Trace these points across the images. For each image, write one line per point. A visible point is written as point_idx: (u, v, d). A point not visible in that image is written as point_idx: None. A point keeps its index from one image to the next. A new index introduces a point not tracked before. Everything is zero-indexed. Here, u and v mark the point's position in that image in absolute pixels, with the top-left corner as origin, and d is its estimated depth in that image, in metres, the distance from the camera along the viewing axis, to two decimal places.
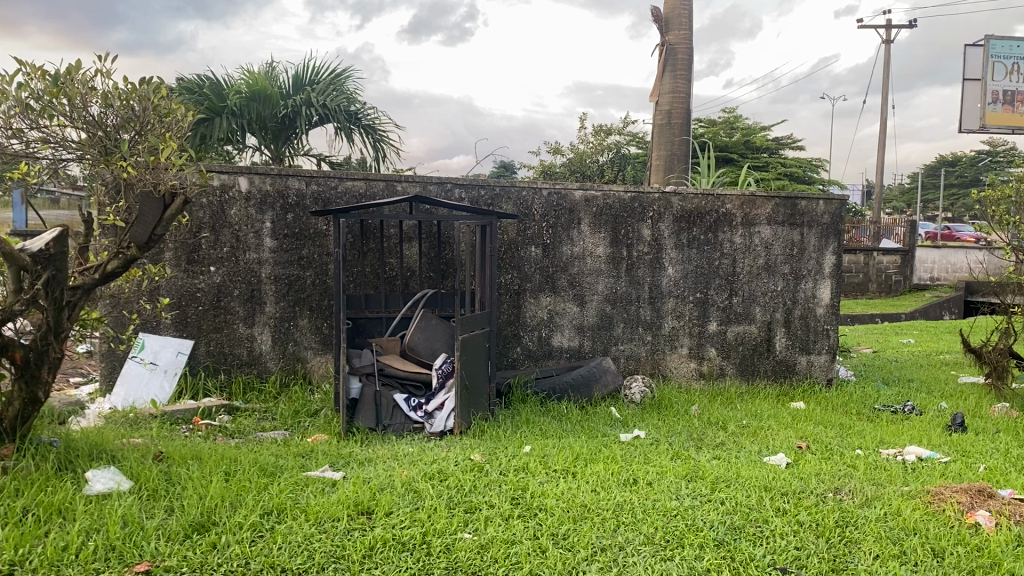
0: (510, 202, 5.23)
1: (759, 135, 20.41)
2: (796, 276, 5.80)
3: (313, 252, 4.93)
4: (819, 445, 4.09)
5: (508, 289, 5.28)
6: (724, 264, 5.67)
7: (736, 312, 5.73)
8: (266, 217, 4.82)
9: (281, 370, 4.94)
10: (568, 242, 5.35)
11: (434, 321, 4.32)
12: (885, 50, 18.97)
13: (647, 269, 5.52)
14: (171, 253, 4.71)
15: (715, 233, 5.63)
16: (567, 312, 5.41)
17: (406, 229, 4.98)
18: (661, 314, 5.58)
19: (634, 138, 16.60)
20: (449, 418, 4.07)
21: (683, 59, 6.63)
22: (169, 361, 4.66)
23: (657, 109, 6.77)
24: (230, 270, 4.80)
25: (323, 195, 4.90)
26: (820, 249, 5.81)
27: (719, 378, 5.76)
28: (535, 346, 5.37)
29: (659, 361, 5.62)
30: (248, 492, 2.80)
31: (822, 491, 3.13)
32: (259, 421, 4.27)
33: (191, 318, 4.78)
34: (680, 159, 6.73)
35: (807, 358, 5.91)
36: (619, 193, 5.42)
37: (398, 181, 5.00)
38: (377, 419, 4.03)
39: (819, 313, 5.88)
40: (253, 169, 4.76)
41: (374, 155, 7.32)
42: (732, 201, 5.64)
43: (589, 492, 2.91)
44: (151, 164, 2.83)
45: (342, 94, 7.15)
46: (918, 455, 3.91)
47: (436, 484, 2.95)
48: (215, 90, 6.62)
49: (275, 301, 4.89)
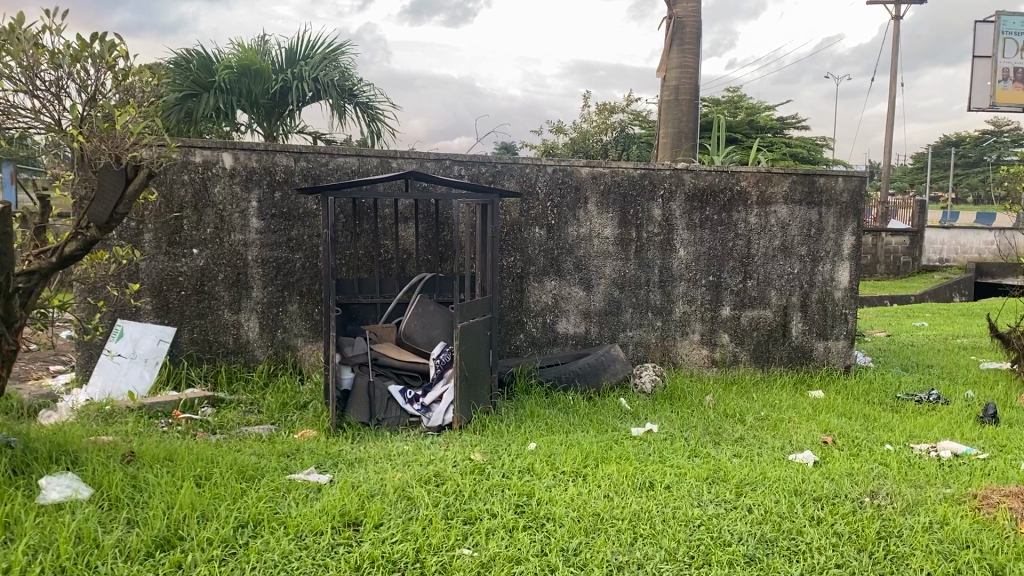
0: (513, 180, 4.93)
1: (764, 115, 20.10)
2: (814, 258, 5.50)
3: (302, 233, 4.63)
4: (846, 439, 3.79)
5: (510, 273, 4.99)
6: (738, 245, 5.36)
7: (751, 296, 5.43)
8: (252, 196, 4.53)
9: (270, 360, 4.65)
10: (574, 222, 5.05)
11: (431, 307, 4.04)
12: (894, 26, 18.56)
13: (657, 250, 5.22)
14: (151, 234, 4.43)
15: (729, 213, 5.33)
16: (573, 296, 5.11)
17: (402, 209, 4.69)
18: (672, 298, 5.28)
19: (637, 116, 16.24)
20: (448, 412, 3.76)
21: (691, 32, 6.30)
22: (149, 349, 4.38)
23: (665, 85, 6.45)
24: (215, 253, 4.51)
25: (313, 171, 4.60)
26: (839, 229, 5.50)
27: (733, 365, 5.47)
28: (539, 333, 5.09)
29: (669, 348, 5.33)
30: (221, 501, 2.52)
31: (857, 495, 2.83)
32: (245, 414, 3.98)
33: (172, 304, 4.49)
34: (688, 137, 6.40)
35: (825, 344, 5.61)
36: (628, 170, 5.10)
37: (394, 157, 4.70)
38: (370, 413, 3.74)
39: (837, 297, 5.57)
40: (237, 144, 4.46)
41: (368, 133, 7.01)
42: (747, 178, 5.33)
43: (602, 499, 2.63)
44: (106, 133, 2.51)
45: (337, 70, 6.82)
46: (954, 451, 3.62)
47: (431, 489, 2.66)
48: (203, 66, 6.27)
49: (262, 286, 4.60)
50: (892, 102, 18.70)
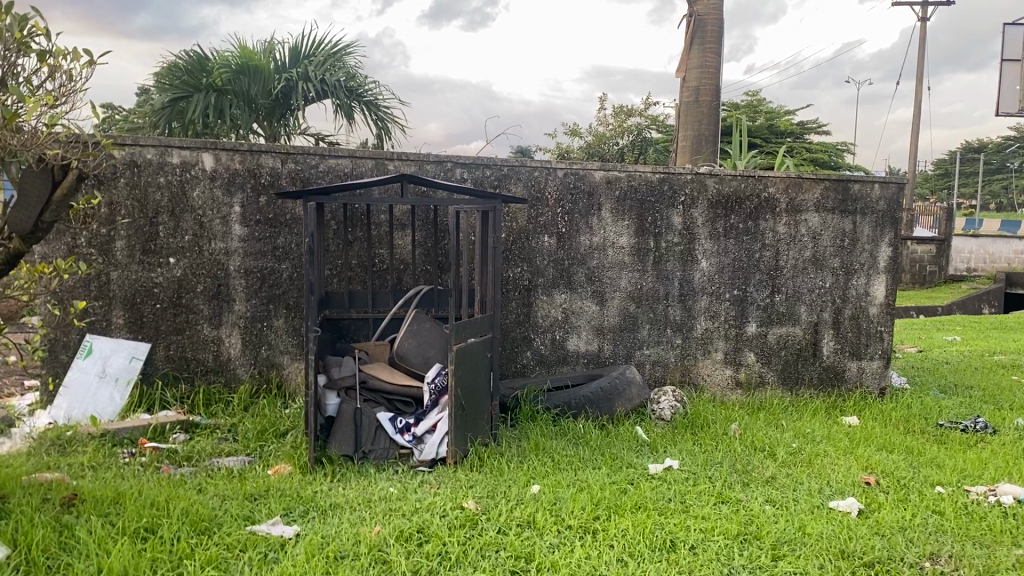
0: (520, 184, 4.52)
1: (784, 121, 19.65)
2: (847, 272, 5.06)
3: (289, 241, 4.25)
4: (891, 480, 3.35)
5: (517, 285, 4.58)
6: (766, 256, 4.93)
7: (779, 312, 5.00)
8: (234, 200, 4.15)
9: (253, 379, 4.26)
10: (587, 231, 4.63)
11: (427, 324, 3.64)
12: (921, 30, 18.01)
13: (677, 261, 4.80)
14: (124, 242, 4.05)
15: (757, 221, 4.90)
16: (585, 312, 4.70)
17: (398, 215, 4.29)
18: (693, 314, 4.86)
19: (655, 120, 15.74)
20: (442, 444, 3.34)
21: (713, 30, 5.87)
22: (120, 367, 4.01)
23: (684, 85, 6.02)
24: (193, 262, 4.13)
25: (301, 173, 4.22)
26: (874, 239, 5.07)
27: (758, 387, 5.04)
28: (547, 350, 4.68)
29: (690, 367, 4.91)
30: (161, 564, 2.13)
31: (915, 559, 2.41)
32: (219, 442, 3.59)
33: (147, 318, 4.12)
34: (710, 140, 5.97)
35: (859, 364, 5.16)
36: (646, 174, 4.69)
37: (390, 158, 4.31)
38: (356, 444, 3.35)
39: (872, 313, 5.14)
40: (219, 144, 4.09)
41: (376, 134, 6.61)
42: (776, 183, 4.90)
43: (613, 564, 2.22)
44: (18, 126, 2.08)
45: (342, 68, 6.40)
46: (1016, 496, 3.17)
47: (412, 550, 2.26)
48: (195, 65, 5.88)
49: (245, 299, 4.22)
50: (917, 106, 18.17)
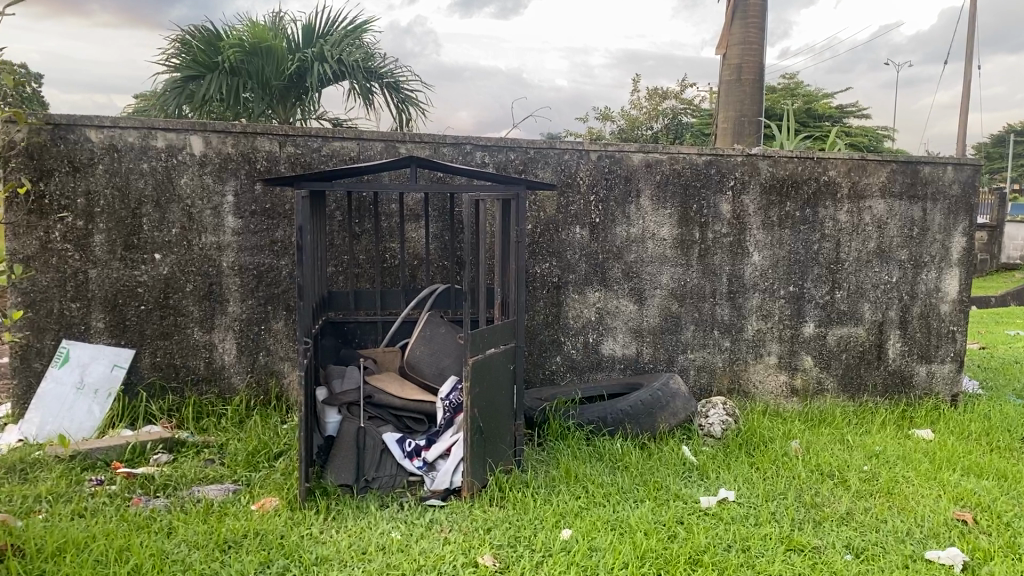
0: (548, 168, 4.02)
1: (824, 104, 18.91)
2: (916, 264, 4.49)
3: (288, 234, 3.78)
4: (991, 517, 2.80)
5: (545, 282, 4.09)
6: (825, 249, 4.37)
7: (840, 311, 4.44)
8: (227, 188, 3.69)
9: (250, 389, 3.82)
10: (623, 220, 4.12)
11: (441, 330, 3.15)
12: (969, 6, 17.15)
13: (725, 254, 4.27)
14: (103, 237, 3.60)
15: (815, 208, 4.34)
16: (621, 311, 4.19)
17: (410, 205, 3.81)
18: (743, 313, 4.33)
19: (689, 104, 15.06)
20: (457, 473, 2.86)
21: (756, 3, 5.26)
22: (100, 377, 3.58)
23: (726, 63, 5.44)
24: (181, 258, 3.68)
25: (302, 158, 3.74)
26: (947, 229, 4.47)
27: (817, 395, 4.50)
28: (579, 355, 4.18)
29: (739, 373, 4.39)
30: None
31: None
32: (203, 465, 3.14)
33: (131, 321, 3.67)
34: (753, 123, 5.43)
35: (928, 368, 4.59)
36: (691, 156, 4.15)
37: (402, 140, 3.83)
38: (357, 472, 2.87)
39: (944, 311, 4.55)
40: (209, 126, 3.62)
41: (397, 117, 6.12)
42: (837, 166, 4.33)
43: None
44: None
45: (362, 47, 5.89)
46: None
47: None
48: (208, 43, 5.38)
49: (240, 300, 3.76)
50: (967, 87, 17.27)
